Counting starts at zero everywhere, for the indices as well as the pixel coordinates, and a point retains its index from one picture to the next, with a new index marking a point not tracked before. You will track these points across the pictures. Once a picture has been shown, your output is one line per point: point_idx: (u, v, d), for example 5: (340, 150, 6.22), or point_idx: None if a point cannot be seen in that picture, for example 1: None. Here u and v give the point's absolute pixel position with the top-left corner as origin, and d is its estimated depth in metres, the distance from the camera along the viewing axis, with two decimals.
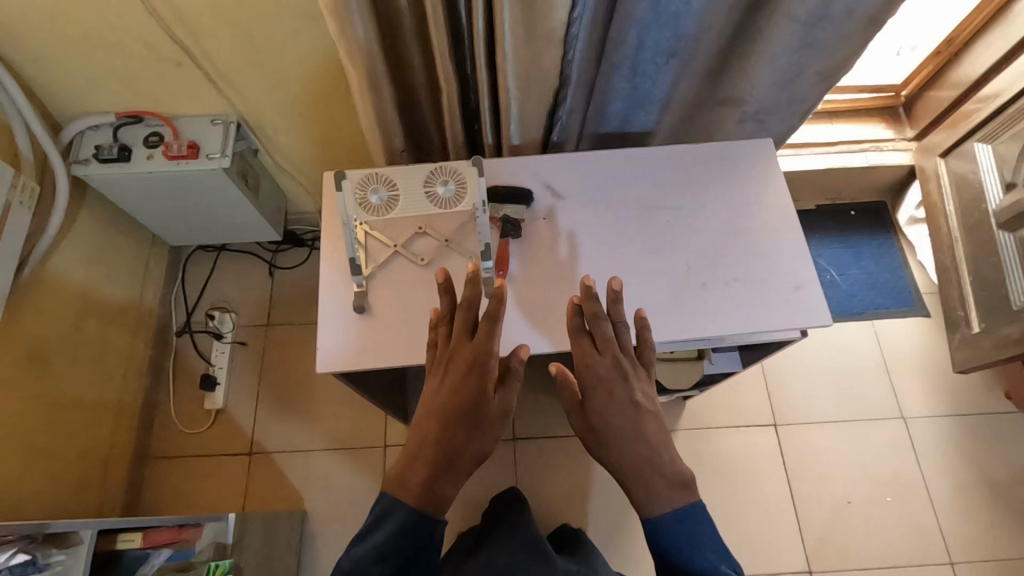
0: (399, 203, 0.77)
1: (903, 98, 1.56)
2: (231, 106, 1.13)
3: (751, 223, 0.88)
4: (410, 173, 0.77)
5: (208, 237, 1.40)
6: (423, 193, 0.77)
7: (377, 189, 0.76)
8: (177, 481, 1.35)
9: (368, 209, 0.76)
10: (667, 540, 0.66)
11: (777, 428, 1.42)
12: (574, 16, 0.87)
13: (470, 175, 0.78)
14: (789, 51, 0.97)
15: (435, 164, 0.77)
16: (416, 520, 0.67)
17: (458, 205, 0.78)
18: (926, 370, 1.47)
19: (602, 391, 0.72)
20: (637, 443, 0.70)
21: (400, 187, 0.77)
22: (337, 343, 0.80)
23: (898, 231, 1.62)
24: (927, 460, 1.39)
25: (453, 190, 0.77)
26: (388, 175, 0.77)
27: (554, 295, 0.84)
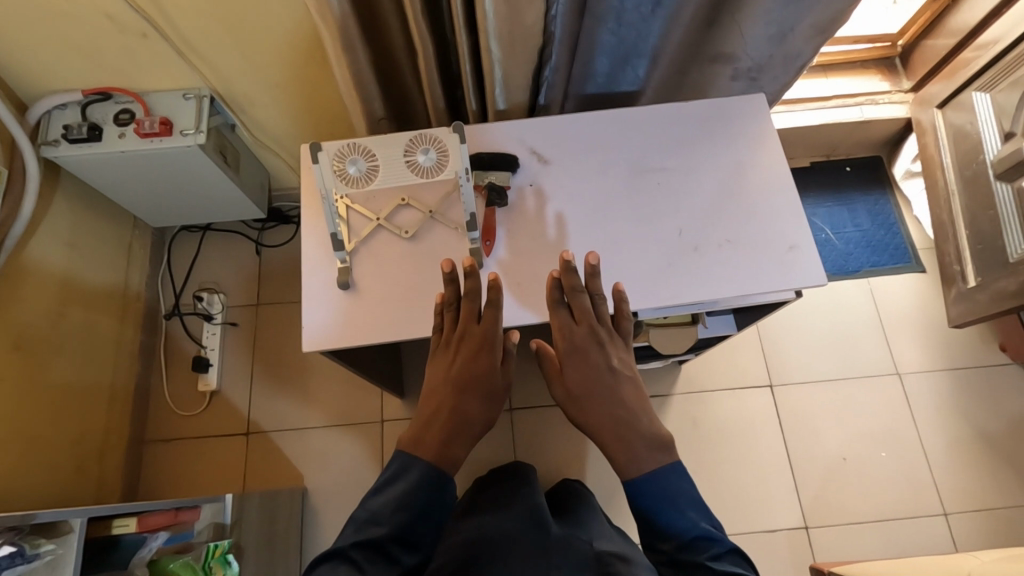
0: (379, 174, 0.74)
1: (899, 48, 1.52)
2: (204, 79, 1.08)
3: (744, 182, 0.85)
4: (387, 142, 0.74)
5: (190, 216, 1.36)
6: (403, 162, 0.74)
7: (355, 159, 0.73)
8: (175, 463, 1.35)
9: (347, 181, 0.74)
10: (646, 498, 0.65)
11: (773, 389, 1.42)
12: None
13: (452, 143, 0.75)
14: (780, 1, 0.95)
15: (415, 131, 0.74)
16: (432, 476, 0.67)
17: (441, 173, 0.75)
18: (921, 327, 1.47)
19: (579, 361, 0.72)
20: (614, 406, 0.70)
21: (379, 157, 0.74)
22: (326, 324, 0.78)
23: (894, 186, 1.59)
24: (922, 414, 1.40)
25: (434, 158, 0.74)
26: (366, 146, 0.74)
27: (541, 267, 0.81)
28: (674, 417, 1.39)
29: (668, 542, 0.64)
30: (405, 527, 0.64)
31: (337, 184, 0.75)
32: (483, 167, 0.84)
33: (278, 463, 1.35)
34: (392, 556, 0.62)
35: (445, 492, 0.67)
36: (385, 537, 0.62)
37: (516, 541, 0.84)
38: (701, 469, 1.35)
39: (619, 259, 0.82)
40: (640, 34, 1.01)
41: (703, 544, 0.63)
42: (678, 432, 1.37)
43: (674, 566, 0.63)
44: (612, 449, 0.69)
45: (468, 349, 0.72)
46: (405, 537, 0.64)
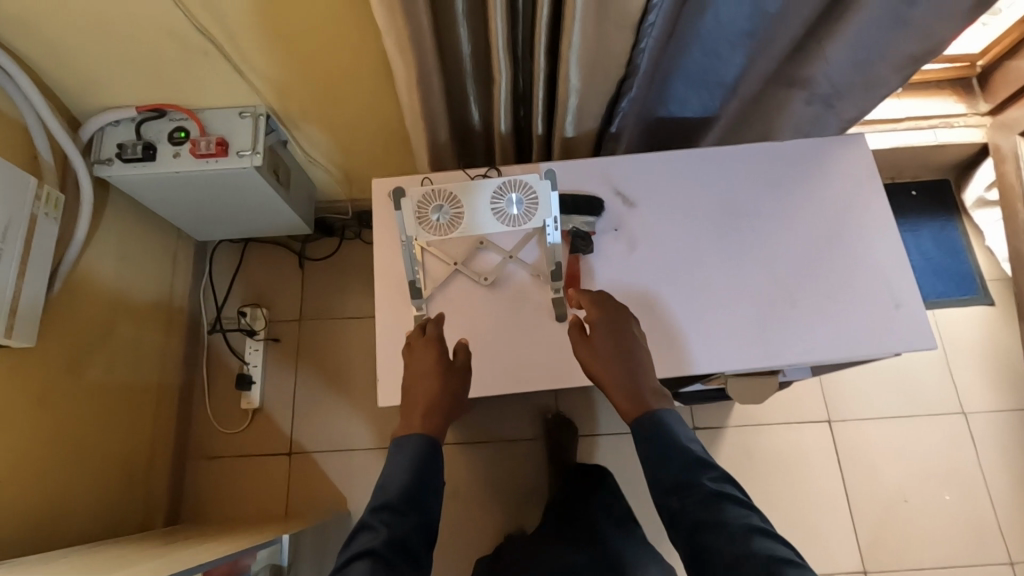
0: (463, 221, 0.70)
1: (978, 69, 1.43)
2: (259, 95, 1.03)
3: (846, 231, 0.79)
4: (475, 188, 0.69)
5: (236, 231, 1.32)
6: (490, 211, 0.70)
7: (440, 206, 0.69)
8: (219, 482, 1.33)
9: (428, 228, 0.70)
10: (648, 437, 0.64)
11: (831, 424, 1.36)
12: (653, 3, 0.77)
13: (543, 189, 0.71)
14: (877, 31, 0.91)
15: (506, 176, 0.70)
16: (428, 445, 0.65)
17: (530, 221, 0.71)
18: (987, 364, 1.40)
19: (608, 323, 0.69)
20: (638, 364, 0.67)
21: (465, 205, 0.69)
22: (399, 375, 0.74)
23: (962, 212, 1.51)
24: (988, 456, 1.34)
25: (523, 205, 0.70)
26: (451, 191, 0.69)
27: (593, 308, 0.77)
28: (727, 450, 1.34)
29: (673, 462, 0.62)
30: (412, 486, 0.63)
31: (417, 231, 0.70)
32: (569, 209, 0.78)
33: (322, 485, 1.33)
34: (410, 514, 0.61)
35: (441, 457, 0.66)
36: (399, 495, 0.61)
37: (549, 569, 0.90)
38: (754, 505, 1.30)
39: (710, 315, 0.77)
40: (720, 63, 0.95)
41: (707, 467, 0.62)
42: (733, 465, 1.33)
43: (679, 484, 0.61)
44: (619, 398, 0.67)
45: (422, 352, 0.70)
46: (418, 497, 0.62)
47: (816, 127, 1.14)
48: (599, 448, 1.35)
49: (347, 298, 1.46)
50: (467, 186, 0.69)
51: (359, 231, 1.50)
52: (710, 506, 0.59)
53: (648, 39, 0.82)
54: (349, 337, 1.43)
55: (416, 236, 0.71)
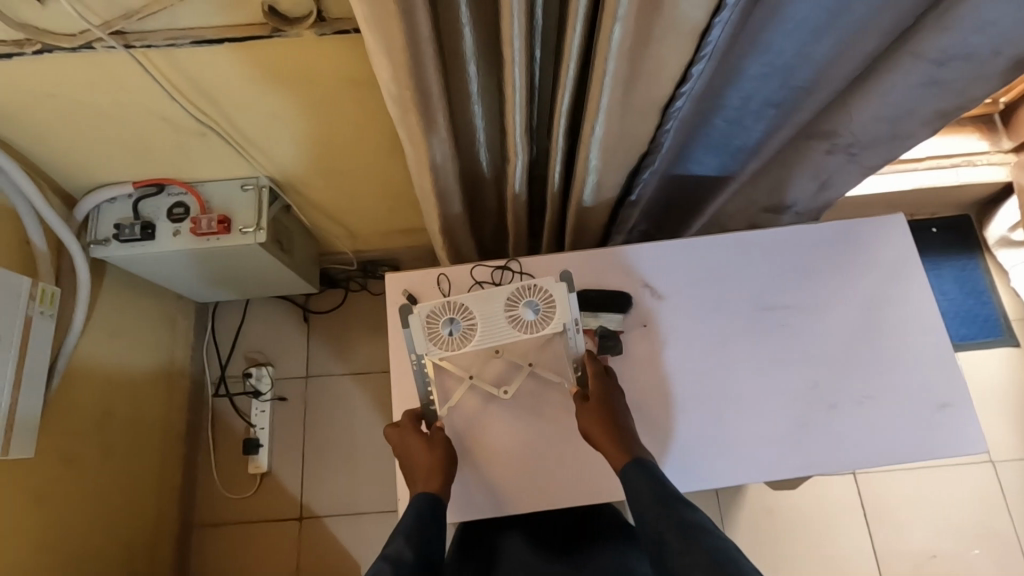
0: (476, 334, 0.65)
1: (1001, 105, 1.37)
2: (260, 167, 0.98)
3: (885, 323, 0.75)
4: (487, 297, 0.65)
5: (238, 292, 1.27)
6: (506, 320, 0.65)
7: (451, 319, 0.65)
8: (227, 550, 1.29)
9: (440, 344, 0.65)
10: (628, 482, 0.63)
11: (856, 476, 1.33)
12: (682, 91, 0.70)
13: (559, 291, 0.67)
14: (909, 89, 0.81)
15: (518, 282, 0.66)
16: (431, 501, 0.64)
17: (549, 327, 0.66)
18: (1014, 409, 1.37)
19: (599, 382, 0.70)
20: (624, 421, 0.67)
21: (478, 316, 0.65)
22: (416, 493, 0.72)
23: (984, 249, 1.48)
24: (1017, 507, 1.30)
25: (539, 310, 0.66)
26: (462, 303, 0.65)
27: None
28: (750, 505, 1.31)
29: (648, 497, 0.60)
30: (417, 530, 0.61)
31: (428, 348, 0.66)
32: (591, 306, 0.75)
33: (334, 551, 1.29)
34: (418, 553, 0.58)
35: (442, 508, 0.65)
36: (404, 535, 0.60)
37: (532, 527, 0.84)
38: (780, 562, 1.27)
39: (743, 421, 0.73)
40: (743, 125, 0.89)
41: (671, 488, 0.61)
42: (757, 521, 1.30)
43: (662, 505, 0.58)
44: (606, 448, 0.66)
45: (407, 432, 0.70)
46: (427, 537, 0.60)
47: (841, 178, 1.04)
48: None
49: (355, 353, 1.42)
50: (479, 295, 0.65)
51: (366, 282, 1.45)
52: (686, 535, 0.55)
53: (673, 121, 0.76)
54: (357, 394, 1.39)
55: (427, 352, 0.66)
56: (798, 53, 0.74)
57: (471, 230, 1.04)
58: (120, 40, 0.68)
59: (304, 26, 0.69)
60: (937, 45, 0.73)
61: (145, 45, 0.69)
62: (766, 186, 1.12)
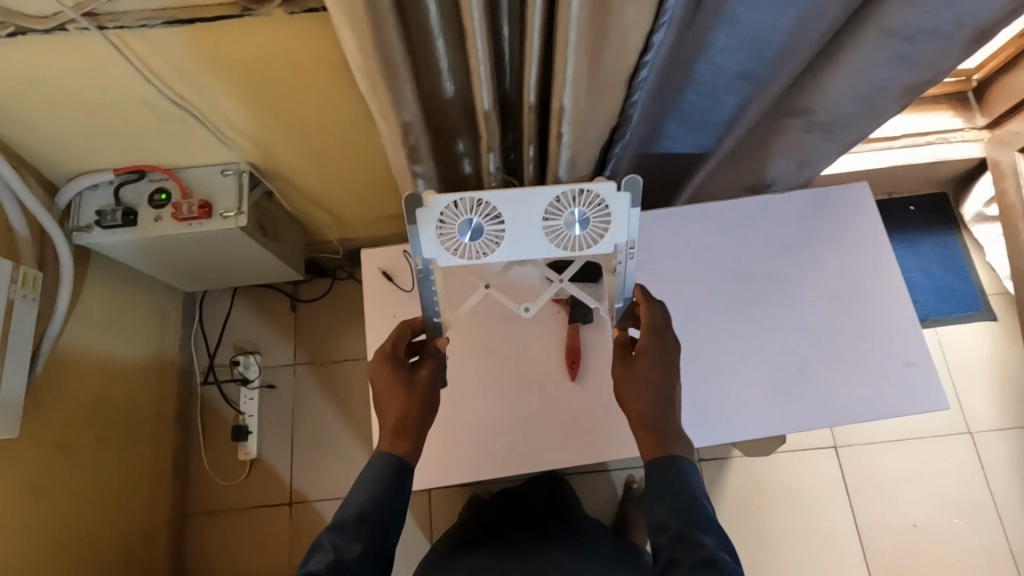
0: (504, 241, 0.61)
1: (975, 82, 1.40)
2: (241, 153, 0.99)
3: (854, 288, 0.77)
4: (524, 200, 0.59)
5: (224, 281, 1.29)
6: (543, 228, 0.60)
7: (474, 220, 0.59)
8: (219, 537, 1.31)
9: (456, 249, 0.61)
10: (659, 482, 0.61)
11: (837, 450, 1.35)
12: (646, 59, 0.72)
13: (616, 204, 0.60)
14: (876, 63, 0.84)
15: (567, 185, 0.59)
16: (391, 468, 0.64)
17: (594, 243, 0.62)
18: (992, 382, 1.39)
19: (653, 356, 0.65)
20: (667, 404, 0.64)
21: (509, 222, 0.60)
22: None
23: (962, 226, 1.50)
24: (997, 477, 1.32)
25: (585, 220, 0.61)
26: (491, 203, 0.59)
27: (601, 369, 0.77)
28: (734, 481, 1.33)
29: (672, 510, 0.59)
30: (371, 510, 0.61)
31: (439, 249, 0.61)
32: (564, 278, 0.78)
33: None
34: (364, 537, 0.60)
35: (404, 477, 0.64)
36: (354, 517, 0.61)
37: (520, 520, 1.00)
38: (764, 535, 1.30)
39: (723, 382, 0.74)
40: (715, 100, 0.90)
41: (688, 498, 0.59)
42: (742, 496, 1.32)
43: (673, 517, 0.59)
44: (640, 434, 0.63)
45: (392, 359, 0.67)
46: (380, 516, 0.62)
47: (820, 155, 1.08)
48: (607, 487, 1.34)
49: (343, 340, 1.43)
50: (513, 197, 0.58)
51: (353, 270, 1.47)
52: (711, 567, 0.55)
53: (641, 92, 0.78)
54: (345, 380, 1.40)
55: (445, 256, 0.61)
56: (761, 23, 0.75)
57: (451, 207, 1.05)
58: (93, 22, 0.69)
59: (273, 5, 0.69)
60: (900, 18, 0.77)
61: (118, 27, 0.70)
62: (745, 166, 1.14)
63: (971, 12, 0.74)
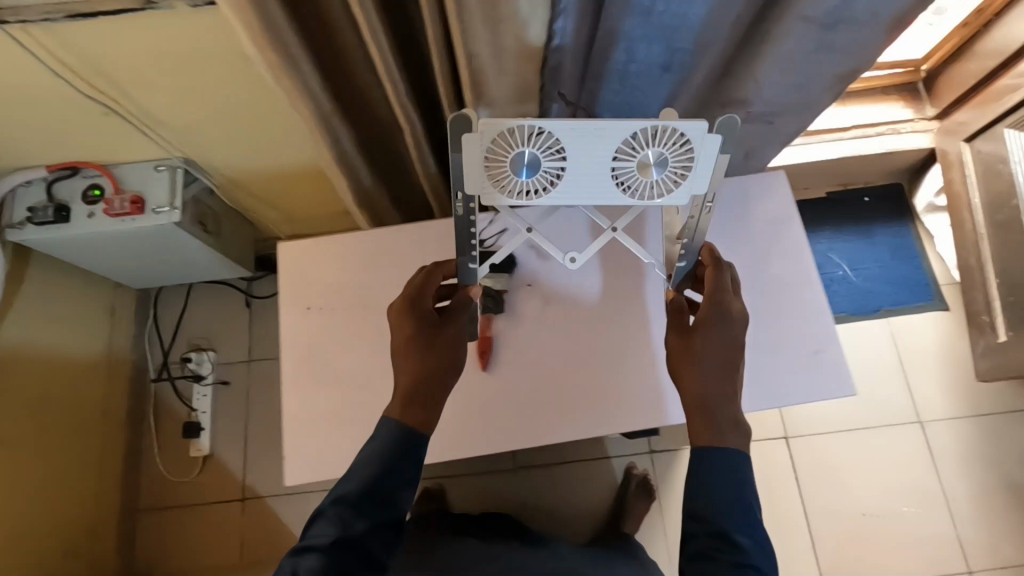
0: (559, 183, 0.56)
1: (923, 73, 1.42)
2: (172, 150, 0.98)
3: (767, 275, 0.78)
4: (593, 134, 0.52)
5: (172, 278, 1.30)
6: (609, 172, 0.55)
7: (529, 153, 0.53)
8: (172, 534, 1.31)
9: (507, 186, 0.56)
10: (708, 474, 0.59)
11: (788, 441, 1.35)
12: (553, 43, 0.72)
13: (702, 147, 0.54)
14: (798, 53, 0.86)
15: (654, 119, 0.52)
16: (399, 436, 0.60)
17: (664, 191, 0.57)
18: (944, 371, 1.40)
19: (721, 327, 0.63)
20: (723, 381, 0.62)
21: (571, 159, 0.54)
22: (296, 458, 0.72)
23: (915, 217, 1.51)
24: (945, 466, 1.33)
25: (665, 164, 0.55)
26: (551, 134, 0.52)
27: (524, 354, 0.75)
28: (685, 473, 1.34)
29: (727, 503, 0.58)
30: (376, 480, 0.59)
31: (483, 184, 0.56)
32: (476, 270, 0.77)
33: (277, 530, 1.31)
34: (369, 510, 0.58)
35: (415, 450, 0.61)
36: (358, 493, 0.58)
37: (509, 516, 1.15)
38: None
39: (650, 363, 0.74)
40: (647, 94, 0.91)
41: (732, 495, 0.58)
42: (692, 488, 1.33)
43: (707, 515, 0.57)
44: (693, 415, 0.61)
45: (417, 306, 0.64)
46: (379, 491, 0.59)
47: (761, 147, 1.09)
48: (560, 478, 1.35)
49: None
50: (579, 131, 0.52)
51: None
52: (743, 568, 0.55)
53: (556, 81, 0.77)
54: None
55: (483, 194, 0.57)
56: (675, 14, 0.76)
57: (392, 201, 1.06)
58: None
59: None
60: (820, 6, 0.78)
61: (19, 21, 0.69)
62: None
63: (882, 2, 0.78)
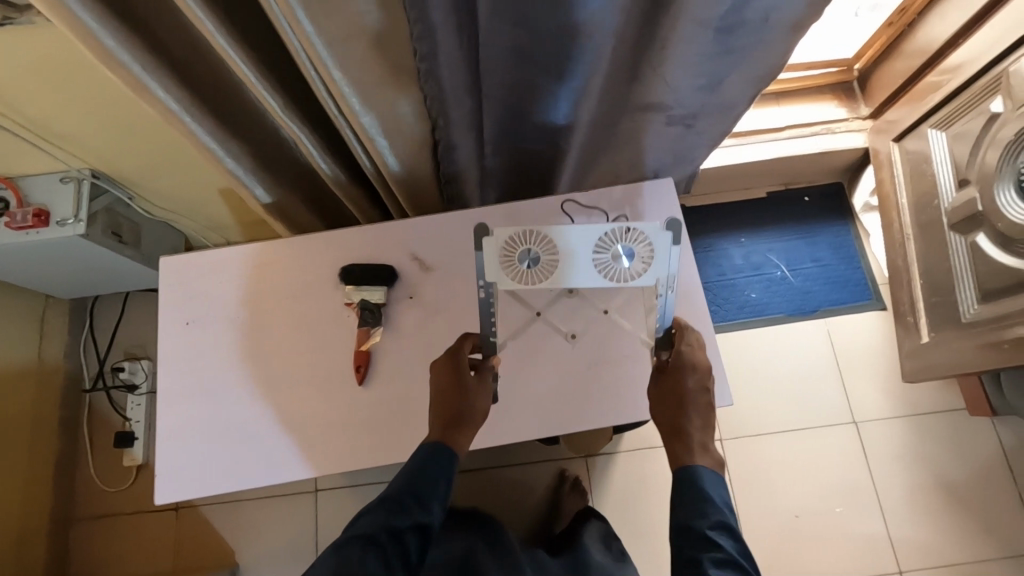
0: (558, 270, 0.59)
1: (856, 72, 1.42)
2: (79, 163, 0.99)
3: None
4: (574, 233, 0.59)
5: (97, 287, 1.30)
6: (594, 266, 0.59)
7: (530, 252, 0.59)
8: (105, 543, 1.31)
9: (514, 276, 0.60)
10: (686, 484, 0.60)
11: (723, 443, 1.36)
12: (421, 49, 0.71)
13: (661, 241, 0.59)
14: (700, 57, 0.82)
15: (613, 223, 0.59)
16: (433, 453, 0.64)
17: (640, 277, 0.60)
18: (880, 371, 1.40)
19: (680, 384, 0.65)
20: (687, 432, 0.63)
21: (564, 256, 0.59)
22: (171, 470, 0.73)
23: (854, 216, 1.51)
24: (879, 466, 1.33)
25: (635, 256, 0.59)
26: (543, 234, 0.59)
27: (401, 366, 0.76)
28: (619, 476, 1.33)
29: (698, 512, 0.59)
30: (407, 487, 0.63)
31: (499, 277, 0.60)
32: (356, 281, 0.76)
33: (209, 539, 1.30)
34: (399, 512, 0.62)
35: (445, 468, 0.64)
36: (393, 495, 0.63)
37: None
38: (647, 530, 1.30)
39: (534, 377, 0.80)
40: (548, 105, 0.86)
41: (700, 507, 0.59)
42: (626, 492, 1.33)
43: (676, 529, 0.59)
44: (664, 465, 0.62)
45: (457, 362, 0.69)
46: (410, 497, 0.63)
47: (688, 146, 1.06)
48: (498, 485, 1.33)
49: None
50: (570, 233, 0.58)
51: None
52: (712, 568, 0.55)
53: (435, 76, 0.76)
54: None
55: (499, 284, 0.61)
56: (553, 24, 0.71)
57: (310, 208, 1.05)
58: None
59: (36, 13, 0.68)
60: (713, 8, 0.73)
61: None
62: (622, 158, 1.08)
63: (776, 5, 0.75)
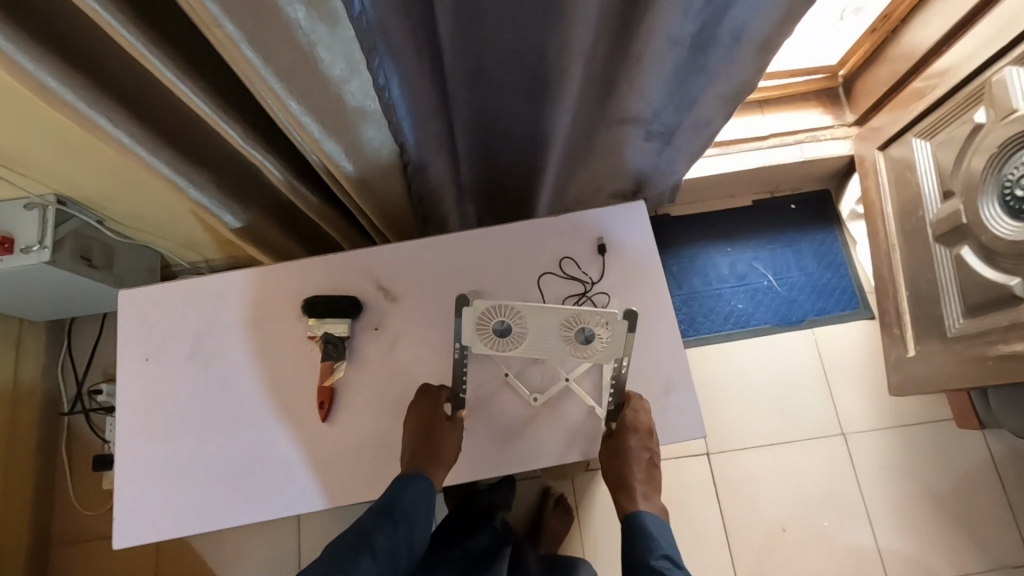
0: (526, 339, 0.61)
1: (841, 78, 1.40)
2: (44, 188, 0.97)
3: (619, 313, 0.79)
4: (544, 314, 0.59)
5: (72, 309, 1.27)
6: (558, 339, 0.61)
7: (503, 322, 0.60)
8: (85, 567, 1.30)
9: (484, 339, 0.62)
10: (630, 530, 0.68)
11: (710, 457, 1.34)
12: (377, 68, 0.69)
13: (617, 327, 0.61)
14: (668, 76, 0.79)
15: (577, 309, 0.59)
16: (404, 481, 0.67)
17: (598, 351, 0.63)
18: (868, 381, 1.38)
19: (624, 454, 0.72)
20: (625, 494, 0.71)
21: (530, 329, 0.60)
22: (134, 510, 0.72)
23: (841, 224, 1.49)
24: (867, 478, 1.32)
25: (592, 338, 0.61)
26: (512, 307, 0.59)
27: (366, 401, 0.75)
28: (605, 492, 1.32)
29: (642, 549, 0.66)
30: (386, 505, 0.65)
31: (472, 339, 0.62)
32: (320, 314, 0.76)
33: (189, 562, 1.29)
34: (385, 527, 0.63)
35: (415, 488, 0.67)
36: (374, 513, 0.64)
37: None
38: None
39: (506, 396, 0.78)
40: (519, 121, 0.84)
41: (648, 546, 0.66)
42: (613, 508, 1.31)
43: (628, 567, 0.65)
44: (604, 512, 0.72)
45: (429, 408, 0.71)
46: (391, 511, 0.65)
47: (667, 160, 1.04)
48: None
49: None
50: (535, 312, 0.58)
51: None
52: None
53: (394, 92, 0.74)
54: None
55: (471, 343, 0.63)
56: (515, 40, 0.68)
57: (285, 231, 1.03)
58: None
59: None
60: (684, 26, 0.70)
61: None
62: (602, 172, 1.05)
63: (745, 21, 0.74)
